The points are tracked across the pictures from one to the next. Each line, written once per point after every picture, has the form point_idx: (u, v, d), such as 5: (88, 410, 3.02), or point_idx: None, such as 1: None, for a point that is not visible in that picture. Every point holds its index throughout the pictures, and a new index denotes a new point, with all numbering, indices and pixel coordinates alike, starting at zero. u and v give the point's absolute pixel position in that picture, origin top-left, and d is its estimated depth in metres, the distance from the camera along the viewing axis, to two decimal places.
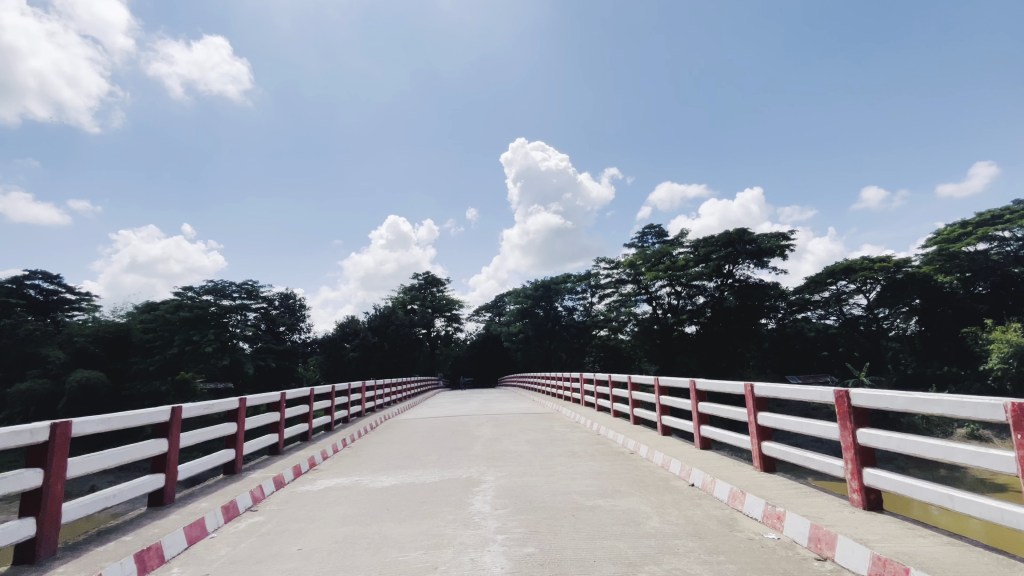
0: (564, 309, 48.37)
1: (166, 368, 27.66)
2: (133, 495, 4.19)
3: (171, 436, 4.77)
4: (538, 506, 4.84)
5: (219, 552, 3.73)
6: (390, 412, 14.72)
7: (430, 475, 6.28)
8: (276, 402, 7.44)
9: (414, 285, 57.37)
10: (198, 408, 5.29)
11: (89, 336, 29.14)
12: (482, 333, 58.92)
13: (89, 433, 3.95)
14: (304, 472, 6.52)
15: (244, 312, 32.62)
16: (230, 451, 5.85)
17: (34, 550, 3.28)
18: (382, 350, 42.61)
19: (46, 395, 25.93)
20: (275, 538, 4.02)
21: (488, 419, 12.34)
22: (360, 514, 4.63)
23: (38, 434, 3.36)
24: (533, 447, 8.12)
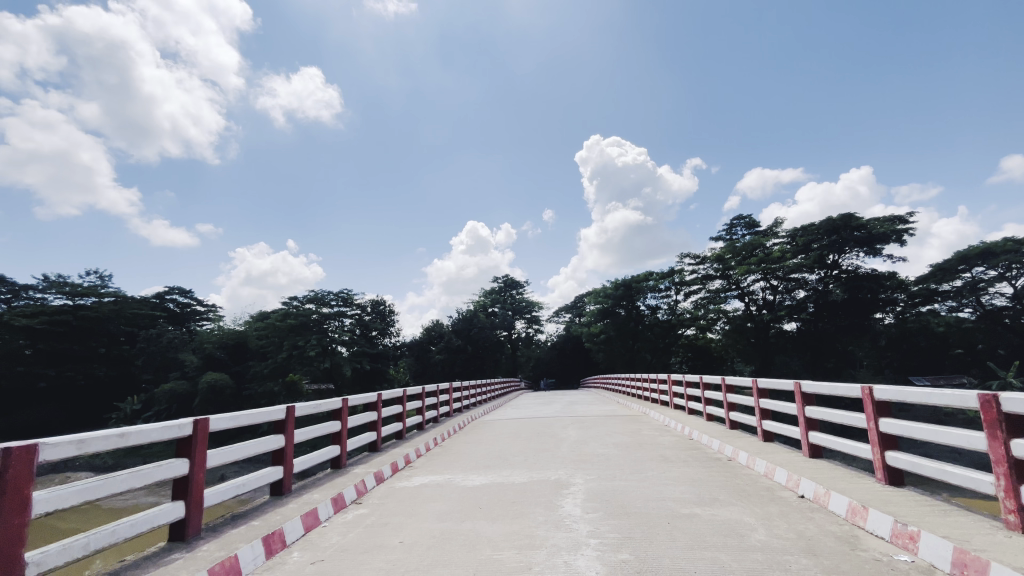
0: (646, 308, 46.78)
1: (278, 370, 30.85)
2: (258, 484, 4.68)
3: (287, 432, 5.24)
4: (630, 512, 4.69)
5: (331, 540, 4.04)
6: (477, 412, 15.06)
7: (520, 475, 6.35)
8: (374, 403, 7.92)
9: (495, 288, 58.57)
10: (309, 408, 5.76)
11: (216, 343, 33.29)
12: (563, 334, 58.76)
13: (221, 429, 4.46)
14: (400, 468, 6.90)
15: (341, 318, 35.19)
16: (335, 447, 6.33)
17: (184, 530, 3.77)
18: (466, 352, 44.07)
19: (184, 395, 29.94)
20: (379, 530, 4.27)
21: (573, 422, 12.18)
22: (455, 511, 4.79)
23: (185, 427, 3.86)
24: (620, 450, 7.90)
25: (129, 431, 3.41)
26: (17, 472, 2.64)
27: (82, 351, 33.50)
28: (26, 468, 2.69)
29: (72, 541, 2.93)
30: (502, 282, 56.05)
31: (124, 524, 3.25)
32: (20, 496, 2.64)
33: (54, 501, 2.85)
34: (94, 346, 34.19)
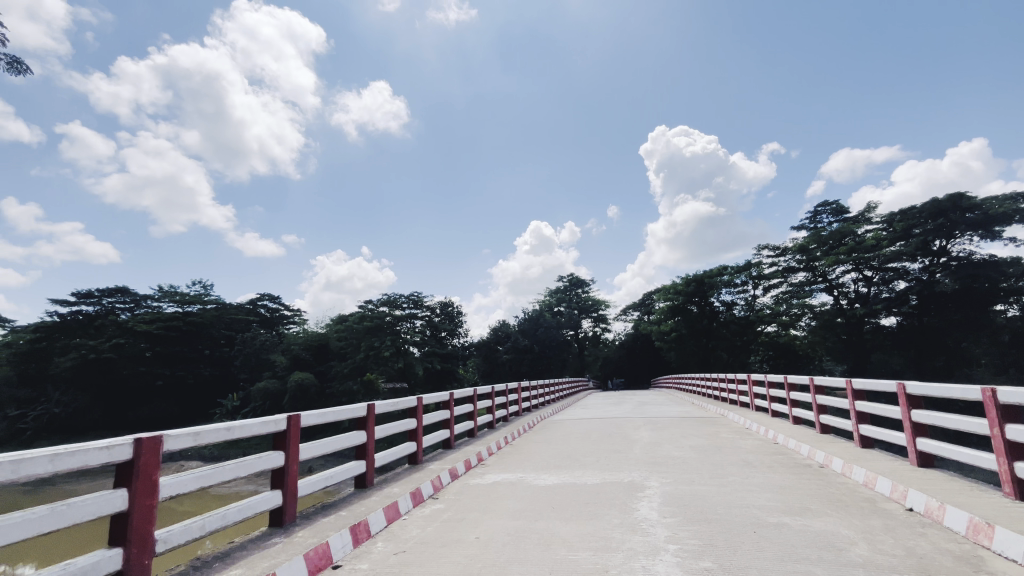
0: (721, 304, 44.39)
1: (356, 370, 32.75)
2: (344, 477, 4.98)
3: (368, 428, 5.52)
4: (710, 518, 4.47)
5: (411, 533, 4.21)
6: (546, 412, 15.02)
7: (592, 475, 6.26)
8: (447, 402, 8.16)
9: (560, 287, 58.23)
10: (387, 405, 6.04)
11: (302, 345, 35.90)
12: (631, 332, 57.20)
13: (311, 424, 4.80)
14: (474, 465, 7.06)
15: (412, 320, 36.55)
16: (412, 444, 6.59)
17: (281, 516, 4.10)
18: (533, 352, 44.19)
19: (275, 392, 32.58)
20: (456, 525, 4.39)
21: (646, 423, 11.80)
22: (528, 510, 4.80)
23: (280, 423, 4.19)
24: (698, 454, 7.54)
25: (234, 425, 3.75)
26: (149, 460, 3.00)
27: (190, 353, 37.42)
28: (155, 456, 3.04)
29: (191, 522, 3.29)
30: (567, 281, 55.70)
31: (231, 509, 3.59)
32: (149, 481, 2.99)
33: (177, 486, 3.22)
34: (200, 348, 38.06)
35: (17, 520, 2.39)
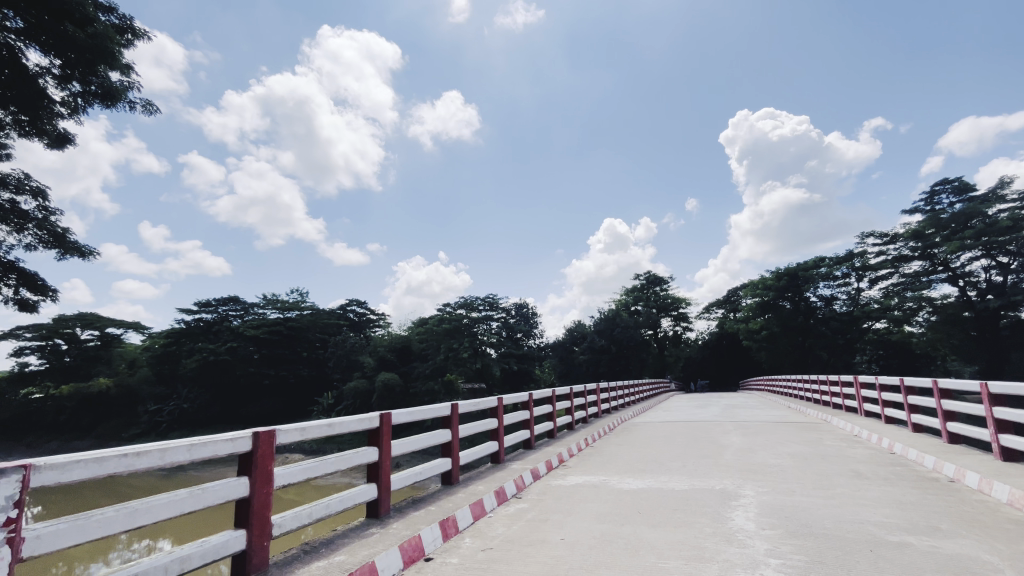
0: (818, 299, 40.65)
1: (437, 370, 33.97)
2: (431, 473, 5.18)
3: (452, 427, 5.69)
4: (816, 532, 4.10)
5: (498, 531, 4.28)
6: (627, 414, 14.61)
7: (679, 481, 5.99)
8: (526, 402, 8.21)
9: (636, 285, 56.43)
10: (471, 404, 6.20)
11: (387, 347, 37.89)
12: (716, 331, 54.10)
13: (401, 422, 5.05)
14: (555, 466, 7.05)
15: (489, 322, 37.28)
16: (494, 443, 6.71)
17: (377, 508, 4.36)
18: (610, 352, 43.27)
19: (365, 391, 34.73)
20: (540, 525, 4.40)
21: (737, 427, 11.05)
22: (612, 515, 4.69)
23: (374, 420, 4.45)
24: (799, 462, 6.91)
25: (335, 422, 4.05)
26: (264, 452, 3.31)
27: (291, 355, 41.01)
28: (269, 447, 3.36)
29: (301, 509, 3.61)
30: (644, 279, 53.95)
31: (332, 500, 3.86)
32: (266, 471, 3.31)
33: (288, 477, 3.54)
34: (299, 350, 41.62)
35: (161, 501, 2.76)
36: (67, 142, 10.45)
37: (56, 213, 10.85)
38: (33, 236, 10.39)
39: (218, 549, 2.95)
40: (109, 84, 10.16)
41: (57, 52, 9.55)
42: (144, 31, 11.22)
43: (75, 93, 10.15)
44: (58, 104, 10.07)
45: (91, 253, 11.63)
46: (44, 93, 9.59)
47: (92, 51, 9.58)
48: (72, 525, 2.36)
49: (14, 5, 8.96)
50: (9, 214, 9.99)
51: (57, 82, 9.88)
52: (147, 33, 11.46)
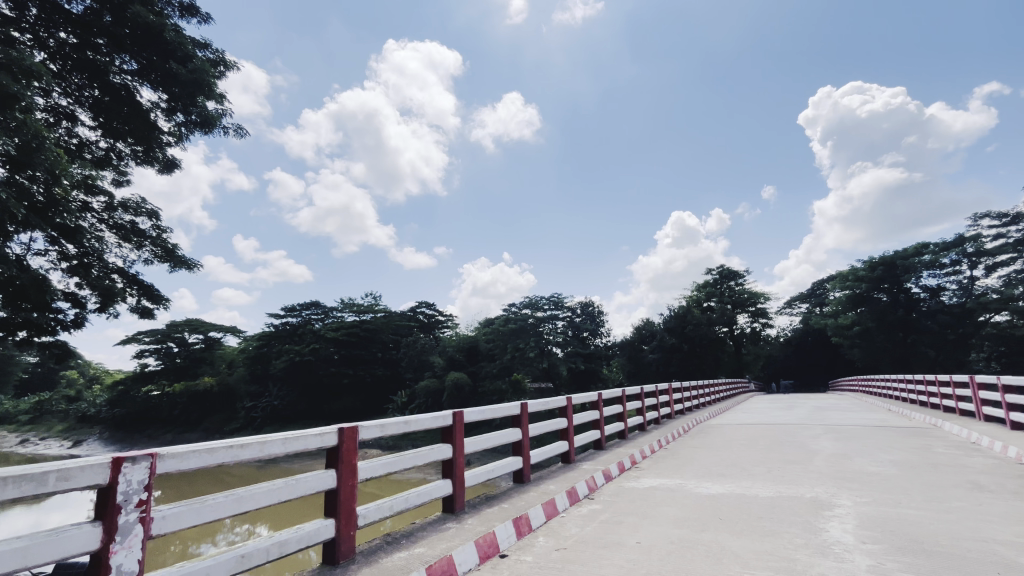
0: (922, 290, 36.93)
1: (504, 370, 34.38)
2: (502, 471, 5.24)
3: (523, 426, 5.72)
4: (927, 550, 3.67)
5: (571, 531, 4.25)
6: (702, 415, 13.95)
7: (764, 488, 5.61)
8: (595, 402, 8.06)
9: (709, 280, 53.77)
10: (540, 404, 6.21)
11: (456, 347, 38.93)
12: (800, 327, 50.31)
13: (472, 420, 5.15)
14: (628, 468, 6.88)
15: (554, 321, 36.83)
16: (564, 443, 6.67)
17: (452, 504, 4.48)
18: (682, 351, 41.64)
19: (435, 390, 35.93)
20: (615, 527, 4.30)
21: (828, 431, 10.16)
22: (691, 520, 4.49)
23: (447, 418, 4.58)
24: (905, 472, 6.22)
25: (411, 419, 4.22)
26: (348, 447, 3.52)
27: (367, 355, 43.32)
28: (353, 442, 3.56)
29: (382, 502, 3.80)
30: (717, 274, 51.35)
31: (409, 494, 4.02)
32: (350, 464, 3.51)
33: (370, 470, 3.74)
34: (374, 351, 43.83)
35: (261, 489, 3.02)
36: (172, 167, 11.69)
37: (166, 230, 12.20)
38: (149, 251, 11.75)
39: (312, 536, 3.18)
40: (207, 113, 11.27)
41: (164, 88, 10.72)
42: (234, 62, 12.33)
43: (179, 123, 11.36)
44: (166, 133, 11.31)
45: (196, 266, 12.95)
46: (156, 125, 10.83)
47: (192, 84, 10.71)
48: (190, 508, 2.65)
49: (131, 50, 10.18)
50: (129, 234, 11.35)
51: (165, 114, 11.09)
52: (237, 64, 12.60)
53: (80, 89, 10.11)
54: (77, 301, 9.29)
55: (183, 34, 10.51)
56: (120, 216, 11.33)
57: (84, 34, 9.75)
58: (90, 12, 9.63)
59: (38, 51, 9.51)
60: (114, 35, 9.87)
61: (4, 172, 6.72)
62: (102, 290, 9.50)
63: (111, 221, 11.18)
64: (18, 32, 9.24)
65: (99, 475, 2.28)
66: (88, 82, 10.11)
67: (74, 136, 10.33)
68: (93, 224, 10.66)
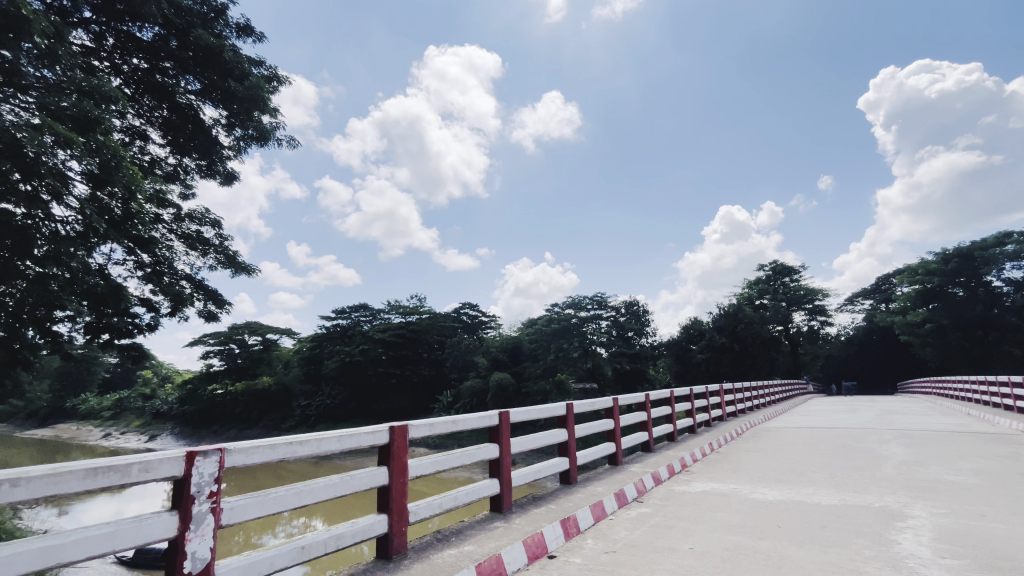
0: (1005, 283, 33.83)
1: (548, 370, 34.31)
2: (549, 472, 5.24)
3: (569, 427, 5.68)
4: (1017, 567, 3.35)
5: (620, 534, 4.18)
6: (756, 418, 13.37)
7: (826, 495, 5.30)
8: (643, 403, 7.89)
9: (761, 277, 51.48)
10: (586, 404, 6.13)
11: (499, 348, 39.21)
12: (863, 325, 47.25)
13: (518, 420, 5.17)
14: (678, 471, 6.69)
15: (598, 320, 36.29)
16: (611, 444, 6.56)
17: (500, 503, 4.52)
18: (733, 351, 40.14)
19: (480, 390, 36.34)
20: (666, 532, 4.20)
21: (899, 436, 9.45)
22: (747, 526, 4.31)
23: (493, 418, 4.62)
24: (989, 482, 5.69)
25: (459, 418, 4.29)
26: (399, 445, 3.61)
27: (414, 356, 44.38)
28: (403, 440, 3.66)
29: (432, 500, 3.89)
30: (770, 269, 49.11)
31: (458, 492, 4.08)
32: (401, 462, 3.60)
33: (420, 468, 3.83)
34: (420, 351, 44.82)
35: (320, 484, 3.15)
36: (231, 178, 12.42)
37: (228, 238, 12.99)
38: (213, 258, 12.55)
39: (366, 531, 3.28)
40: (262, 127, 11.90)
41: (224, 105, 11.37)
42: (287, 76, 12.98)
43: (238, 137, 12.05)
44: (227, 148, 12.04)
45: (254, 270, 13.69)
46: (217, 140, 11.55)
47: (249, 100, 11.34)
48: (255, 501, 2.80)
49: (194, 71, 10.88)
50: (195, 242, 12.17)
51: (225, 130, 11.79)
52: (289, 78, 13.23)
53: (151, 109, 10.93)
54: (152, 306, 10.05)
55: (240, 54, 11.17)
56: (187, 226, 12.15)
57: (153, 59, 10.54)
58: (158, 38, 10.39)
59: (114, 77, 10.37)
60: (178, 58, 10.59)
61: (88, 189, 7.36)
62: (173, 296, 10.23)
63: (179, 231, 12.01)
64: (97, 61, 10.11)
65: (175, 467, 2.45)
66: (158, 103, 10.92)
67: (146, 153, 11.18)
68: (163, 233, 11.49)
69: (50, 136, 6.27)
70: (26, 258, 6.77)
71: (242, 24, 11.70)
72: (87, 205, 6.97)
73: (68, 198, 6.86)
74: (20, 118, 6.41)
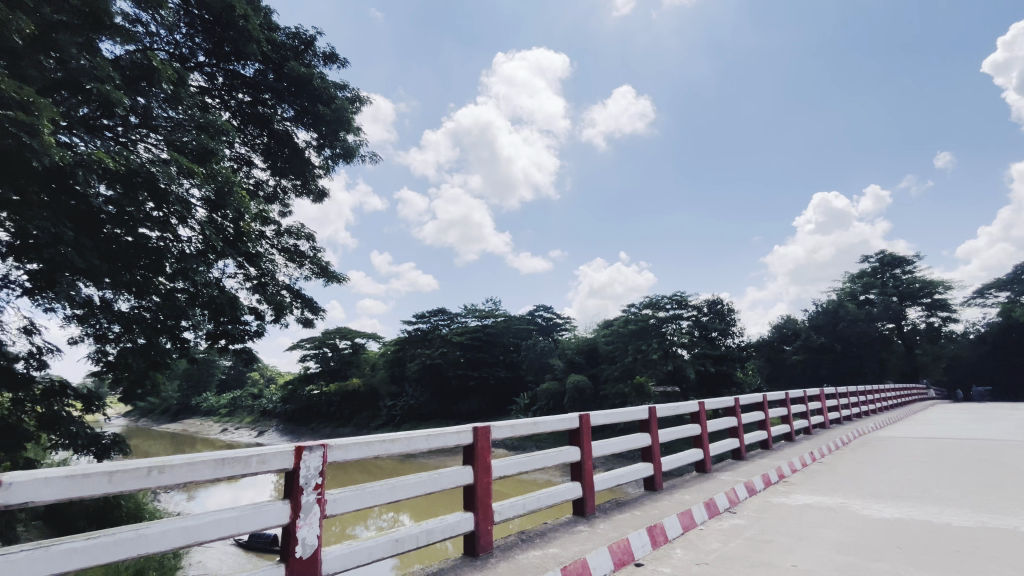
0: None
1: (626, 372, 33.41)
2: (633, 477, 5.10)
3: (652, 431, 5.48)
4: None
5: (712, 545, 3.96)
6: (866, 426, 12.02)
7: (958, 516, 4.64)
8: (732, 407, 7.42)
9: (867, 270, 46.33)
10: (670, 409, 5.90)
11: (575, 350, 38.83)
12: (997, 320, 40.95)
13: (599, 424, 5.09)
14: (774, 482, 6.19)
15: (678, 321, 34.54)
16: (699, 451, 6.23)
17: (584, 507, 4.47)
18: (835, 351, 36.56)
19: (557, 393, 36.24)
20: (764, 546, 3.91)
21: None
22: (861, 546, 3.89)
23: (573, 421, 4.58)
24: None
25: (539, 420, 4.32)
26: (482, 445, 3.70)
27: (490, 358, 45.21)
28: (486, 441, 3.74)
29: (515, 501, 3.94)
30: (877, 260, 44.07)
31: (540, 495, 4.10)
32: (485, 462, 3.68)
33: (502, 469, 3.90)
34: (496, 354, 45.60)
35: (411, 481, 3.32)
36: (321, 194, 13.45)
37: (321, 250, 14.08)
38: (309, 269, 13.70)
39: (454, 527, 3.39)
40: (348, 145, 12.82)
41: (315, 128, 12.36)
42: (368, 96, 13.84)
43: (327, 157, 13.06)
44: (318, 167, 13.09)
45: (343, 279, 14.70)
46: (309, 161, 12.60)
47: (336, 122, 12.28)
48: (353, 494, 3.00)
49: (289, 100, 11.92)
50: (293, 255, 13.34)
51: (316, 151, 12.83)
52: (370, 99, 14.10)
53: (254, 138, 12.07)
54: (258, 314, 11.13)
55: (327, 80, 12.16)
56: (286, 240, 13.36)
57: (255, 92, 11.70)
58: (258, 73, 11.50)
59: (224, 112, 11.65)
60: (276, 89, 11.69)
61: (207, 212, 8.33)
62: (275, 303, 11.31)
63: (279, 245, 13.25)
64: (210, 98, 11.40)
65: (286, 461, 2.70)
66: (259, 131, 12.08)
67: (251, 177, 12.47)
68: (266, 248, 12.74)
69: (176, 167, 7.21)
70: (160, 275, 7.80)
71: (328, 52, 12.70)
72: (206, 227, 7.90)
73: (191, 221, 7.81)
74: (153, 155, 7.40)
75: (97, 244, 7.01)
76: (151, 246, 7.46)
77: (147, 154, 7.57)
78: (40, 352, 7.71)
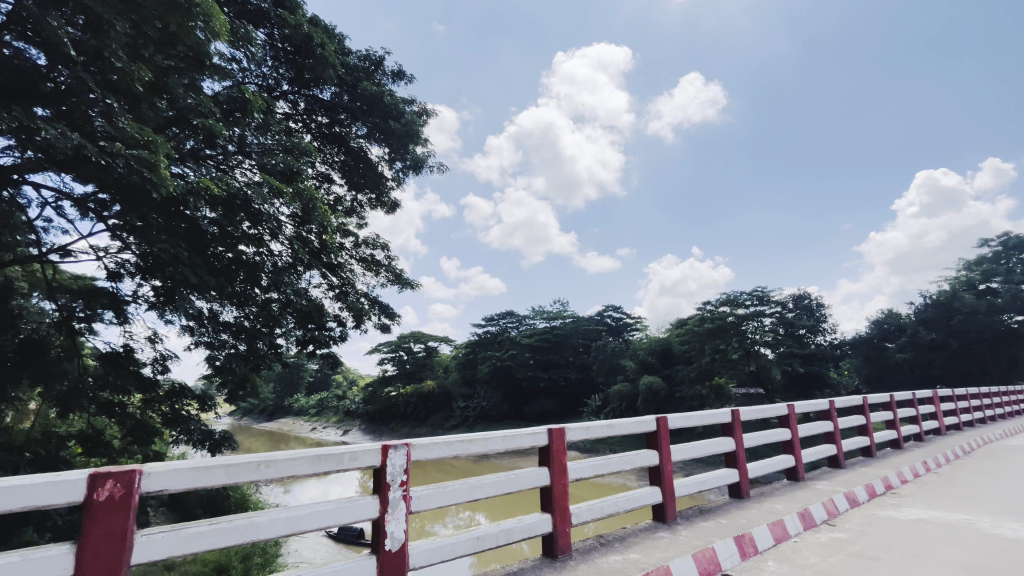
0: None
1: (704, 373, 31.84)
2: (717, 483, 4.84)
3: (736, 436, 5.17)
4: None
5: (809, 559, 3.66)
6: (994, 433, 10.52)
7: None
8: (827, 411, 6.82)
9: (987, 255, 40.58)
10: (755, 411, 5.55)
11: (647, 350, 37.59)
12: None
13: (677, 426, 4.89)
14: (881, 493, 5.60)
15: (760, 318, 32.23)
16: (790, 457, 5.80)
17: (664, 513, 4.32)
18: (950, 348, 32.39)
19: (630, 394, 35.32)
20: (871, 563, 3.55)
21: None
22: (992, 568, 3.41)
23: (649, 423, 4.45)
24: None
25: (614, 422, 4.24)
26: (558, 446, 3.70)
27: (559, 360, 45.00)
28: (561, 442, 3.73)
29: (592, 504, 3.89)
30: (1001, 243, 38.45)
31: (617, 498, 4.03)
32: (561, 463, 3.67)
33: (577, 472, 3.88)
34: (566, 355, 45.32)
35: (488, 481, 3.39)
36: (394, 205, 14.13)
37: (395, 258, 14.79)
38: (385, 276, 14.45)
39: (532, 528, 3.41)
40: (417, 157, 13.39)
41: (386, 143, 13.03)
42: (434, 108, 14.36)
43: (399, 168, 13.71)
44: (390, 179, 13.78)
45: (416, 284, 15.29)
46: (382, 174, 13.31)
47: (405, 135, 12.89)
48: (435, 492, 3.12)
49: (362, 118, 12.65)
50: (370, 263, 14.14)
51: (388, 164, 13.53)
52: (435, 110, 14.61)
53: (333, 157, 12.98)
54: (341, 320, 11.91)
55: (395, 96, 12.79)
56: (364, 250, 14.19)
57: (333, 114, 12.53)
58: (334, 96, 12.30)
59: (306, 134, 12.61)
60: (350, 109, 12.46)
61: (295, 228, 9.09)
62: (354, 310, 12.04)
63: (358, 254, 14.10)
64: (294, 123, 12.38)
65: (373, 458, 2.86)
66: (337, 150, 12.95)
67: (330, 192, 13.38)
68: (347, 258, 13.61)
69: (268, 189, 7.94)
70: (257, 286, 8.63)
71: (395, 70, 13.34)
72: (294, 241, 8.61)
73: (281, 237, 8.56)
74: (248, 178, 8.19)
75: (206, 261, 7.90)
76: (249, 261, 8.28)
77: (243, 177, 8.37)
78: (163, 358, 8.78)
